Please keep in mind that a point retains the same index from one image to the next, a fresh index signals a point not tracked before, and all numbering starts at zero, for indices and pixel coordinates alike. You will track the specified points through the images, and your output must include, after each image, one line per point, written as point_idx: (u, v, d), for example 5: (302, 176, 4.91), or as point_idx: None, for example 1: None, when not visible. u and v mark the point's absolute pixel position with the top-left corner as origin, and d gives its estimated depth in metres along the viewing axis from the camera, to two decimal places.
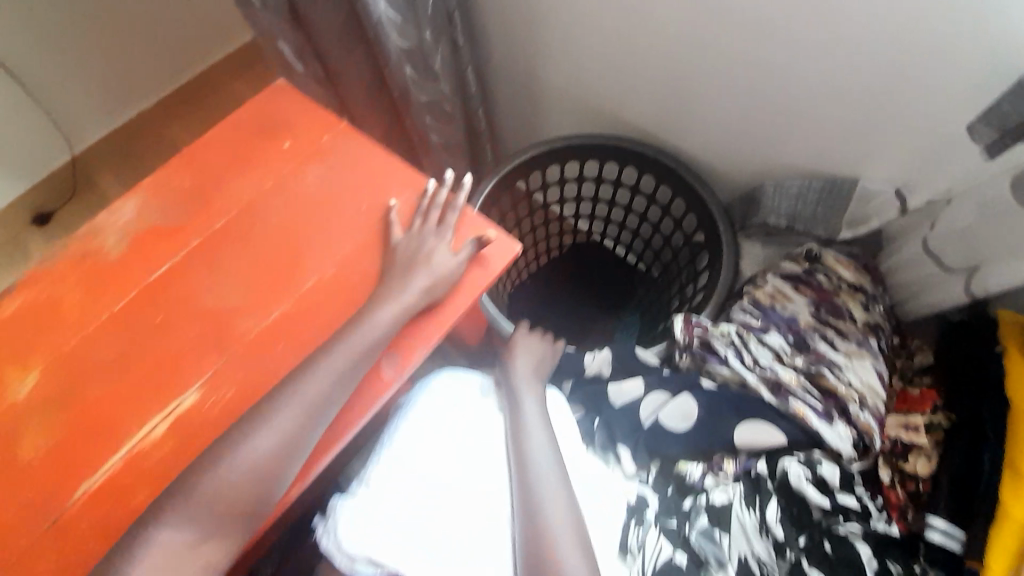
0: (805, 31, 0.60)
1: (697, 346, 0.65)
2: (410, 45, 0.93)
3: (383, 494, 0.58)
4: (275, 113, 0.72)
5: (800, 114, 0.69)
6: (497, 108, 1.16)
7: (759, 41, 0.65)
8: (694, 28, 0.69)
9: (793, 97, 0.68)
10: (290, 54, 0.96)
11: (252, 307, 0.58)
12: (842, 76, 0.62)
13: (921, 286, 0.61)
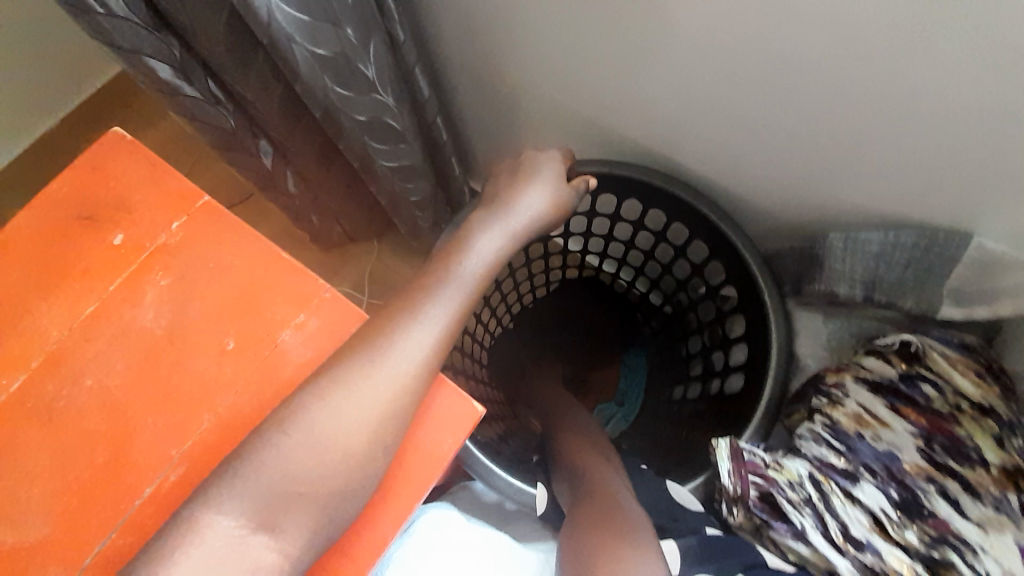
0: (935, 26, 0.36)
1: (754, 501, 0.45)
2: (329, 52, 0.60)
3: None
4: (81, 179, 0.42)
5: (916, 146, 0.45)
6: (459, 118, 0.90)
7: (851, 43, 0.40)
8: (743, 21, 0.43)
9: (914, 120, 0.43)
10: (166, 74, 0.63)
11: (60, 545, 0.35)
12: (1018, 90, 0.37)
13: None
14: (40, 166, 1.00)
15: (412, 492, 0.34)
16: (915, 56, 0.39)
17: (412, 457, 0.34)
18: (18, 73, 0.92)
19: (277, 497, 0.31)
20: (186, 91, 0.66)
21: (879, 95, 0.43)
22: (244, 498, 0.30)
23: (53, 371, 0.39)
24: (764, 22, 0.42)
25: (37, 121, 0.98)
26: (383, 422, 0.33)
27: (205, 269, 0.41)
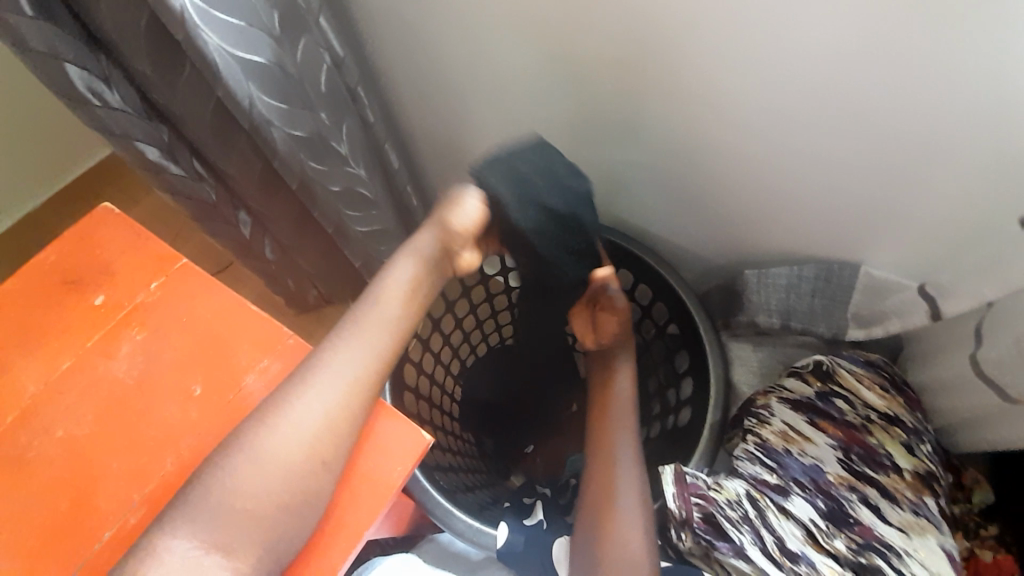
0: (785, 102, 0.46)
1: (699, 524, 0.46)
2: (306, 133, 0.69)
3: None
4: (72, 249, 0.47)
5: (800, 195, 0.54)
6: (428, 187, 0.99)
7: (727, 114, 0.50)
8: (644, 99, 0.53)
9: (793, 173, 0.52)
10: (157, 155, 0.71)
11: None
12: (861, 147, 0.46)
13: (980, 416, 0.48)
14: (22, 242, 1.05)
15: (359, 518, 0.36)
16: (778, 124, 0.48)
17: (357, 484, 0.37)
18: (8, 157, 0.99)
19: (231, 518, 0.36)
20: (173, 169, 0.73)
21: (762, 155, 0.52)
22: (197, 524, 0.35)
23: (23, 424, 0.41)
24: (662, 98, 0.52)
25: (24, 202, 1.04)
26: (326, 451, 0.37)
27: (179, 322, 0.45)
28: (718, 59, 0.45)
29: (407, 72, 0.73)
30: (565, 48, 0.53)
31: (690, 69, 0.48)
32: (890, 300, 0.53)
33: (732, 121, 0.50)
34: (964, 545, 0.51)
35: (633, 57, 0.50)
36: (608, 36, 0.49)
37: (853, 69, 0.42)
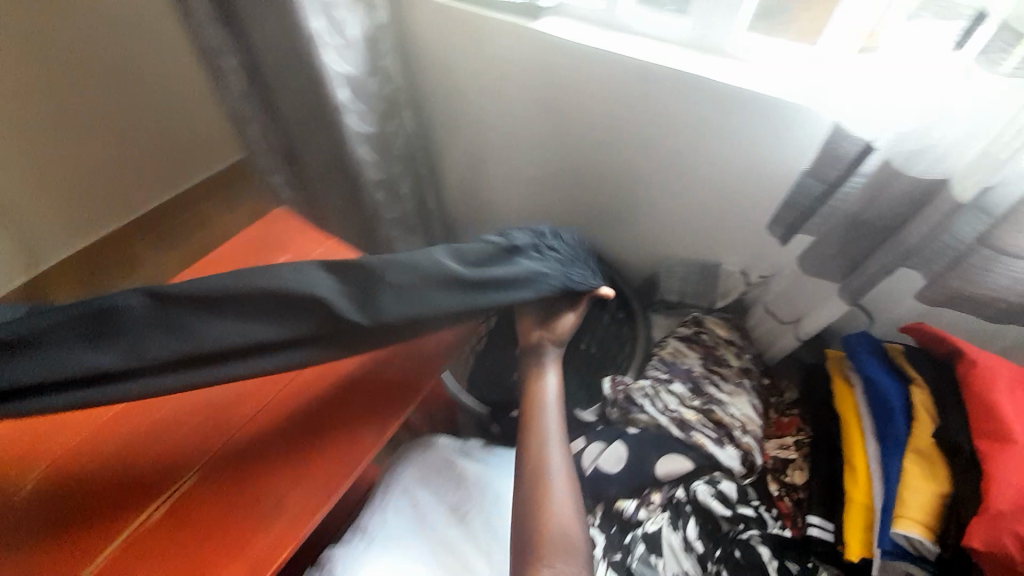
0: (658, 164, 0.90)
1: (622, 399, 0.81)
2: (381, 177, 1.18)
3: (387, 545, 0.71)
4: (272, 232, 0.89)
5: (679, 220, 0.96)
6: (454, 222, 1.42)
7: (632, 168, 0.94)
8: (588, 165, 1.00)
9: (666, 204, 0.95)
10: (283, 182, 1.24)
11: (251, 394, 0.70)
12: (699, 194, 0.89)
13: (773, 336, 0.85)
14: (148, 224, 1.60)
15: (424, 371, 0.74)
16: (657, 176, 0.92)
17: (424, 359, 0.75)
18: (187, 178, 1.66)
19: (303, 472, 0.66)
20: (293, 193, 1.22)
21: (653, 195, 0.95)
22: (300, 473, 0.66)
23: None
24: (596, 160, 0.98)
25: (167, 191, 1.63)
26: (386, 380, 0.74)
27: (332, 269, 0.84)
28: (622, 139, 0.90)
29: (450, 141, 1.21)
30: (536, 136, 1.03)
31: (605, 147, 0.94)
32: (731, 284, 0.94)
33: (630, 174, 0.95)
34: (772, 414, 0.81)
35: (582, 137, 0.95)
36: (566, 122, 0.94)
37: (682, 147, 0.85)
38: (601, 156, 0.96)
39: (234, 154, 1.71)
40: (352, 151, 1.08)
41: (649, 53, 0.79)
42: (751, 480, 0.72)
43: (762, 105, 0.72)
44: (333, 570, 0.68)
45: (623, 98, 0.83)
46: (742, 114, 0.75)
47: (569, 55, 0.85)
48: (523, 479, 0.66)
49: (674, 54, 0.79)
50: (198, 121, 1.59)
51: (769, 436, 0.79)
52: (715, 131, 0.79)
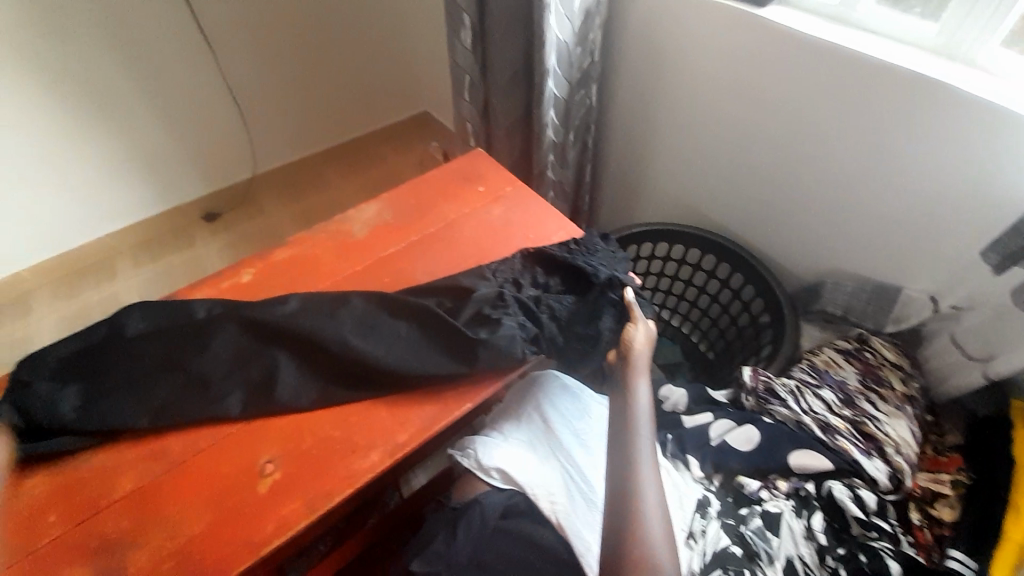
0: (857, 169, 0.91)
1: (761, 390, 0.83)
2: (557, 139, 1.28)
3: (518, 444, 0.75)
4: (475, 167, 1.06)
5: (862, 232, 0.94)
6: (602, 198, 1.50)
7: (822, 169, 0.95)
8: (775, 162, 1.02)
9: (850, 212, 0.95)
10: (472, 130, 1.43)
11: None
12: (896, 209, 0.88)
13: (949, 371, 0.87)
14: (344, 151, 1.97)
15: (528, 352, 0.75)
16: (849, 181, 0.92)
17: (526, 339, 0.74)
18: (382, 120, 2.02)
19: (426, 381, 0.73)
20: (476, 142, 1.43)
21: (837, 201, 0.96)
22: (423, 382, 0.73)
23: (450, 227, 0.95)
24: (785, 158, 1.00)
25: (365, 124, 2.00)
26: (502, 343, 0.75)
27: (518, 206, 0.99)
28: (822, 137, 0.93)
29: (628, 119, 1.28)
30: (726, 125, 1.07)
31: (802, 143, 0.96)
32: (910, 311, 0.91)
33: (820, 175, 0.96)
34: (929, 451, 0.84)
35: (777, 130, 0.98)
36: (764, 116, 0.99)
37: (890, 154, 0.86)
38: (794, 153, 0.98)
39: (420, 110, 2.06)
40: (542, 112, 1.21)
41: (886, 52, 0.82)
42: (893, 497, 0.74)
43: (1001, 122, 0.73)
44: (473, 450, 0.74)
45: (840, 95, 0.87)
46: (975, 126, 0.75)
47: (795, 45, 0.89)
48: (614, 445, 0.67)
49: (918, 57, 0.81)
50: (411, 87, 2.01)
51: (922, 468, 0.81)
52: (942, 140, 0.79)
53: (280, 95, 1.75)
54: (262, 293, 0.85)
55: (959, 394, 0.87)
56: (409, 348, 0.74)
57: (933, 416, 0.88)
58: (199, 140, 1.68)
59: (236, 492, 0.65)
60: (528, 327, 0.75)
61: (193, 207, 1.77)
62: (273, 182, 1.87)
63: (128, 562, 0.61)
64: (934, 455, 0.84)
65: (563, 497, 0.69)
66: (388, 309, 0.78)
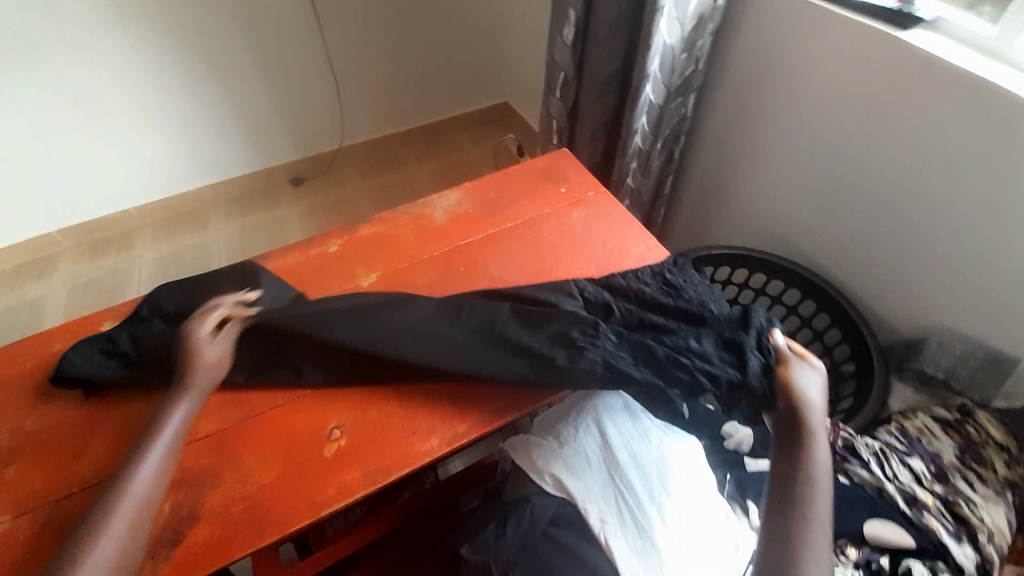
0: (990, 222, 0.81)
1: (840, 447, 0.76)
2: (643, 147, 1.22)
3: (572, 455, 0.74)
4: (558, 168, 1.05)
5: (984, 292, 0.84)
6: (679, 213, 1.44)
7: (945, 216, 0.86)
8: (889, 201, 0.93)
9: (972, 268, 0.85)
10: (554, 128, 1.40)
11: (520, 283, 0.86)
12: None
13: None
14: (424, 133, 2.02)
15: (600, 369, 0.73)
16: (978, 233, 0.83)
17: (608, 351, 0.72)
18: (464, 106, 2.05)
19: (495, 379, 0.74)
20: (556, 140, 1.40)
21: (957, 254, 0.86)
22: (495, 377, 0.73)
23: (528, 226, 0.94)
24: (901, 198, 0.91)
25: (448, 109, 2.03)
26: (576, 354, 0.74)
27: (599, 212, 0.96)
28: (952, 182, 0.83)
29: (723, 135, 1.21)
30: (838, 154, 0.99)
31: (926, 185, 0.87)
32: None
33: (943, 222, 0.86)
34: None
35: (897, 167, 0.90)
36: (884, 151, 0.91)
37: None
38: (915, 194, 0.89)
39: (502, 101, 2.07)
40: (633, 117, 1.16)
41: None
42: None
43: None
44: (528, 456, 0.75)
45: (982, 139, 0.78)
46: None
47: (936, 76, 0.81)
48: (772, 529, 0.59)
49: None
50: (497, 77, 2.03)
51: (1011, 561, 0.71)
52: None
53: (373, 73, 1.81)
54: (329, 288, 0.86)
55: None
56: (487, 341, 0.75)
57: None
58: (295, 109, 1.77)
59: (299, 454, 0.69)
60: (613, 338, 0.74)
61: (281, 172, 1.88)
62: (356, 155, 1.95)
63: (204, 499, 0.65)
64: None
65: (611, 514, 0.68)
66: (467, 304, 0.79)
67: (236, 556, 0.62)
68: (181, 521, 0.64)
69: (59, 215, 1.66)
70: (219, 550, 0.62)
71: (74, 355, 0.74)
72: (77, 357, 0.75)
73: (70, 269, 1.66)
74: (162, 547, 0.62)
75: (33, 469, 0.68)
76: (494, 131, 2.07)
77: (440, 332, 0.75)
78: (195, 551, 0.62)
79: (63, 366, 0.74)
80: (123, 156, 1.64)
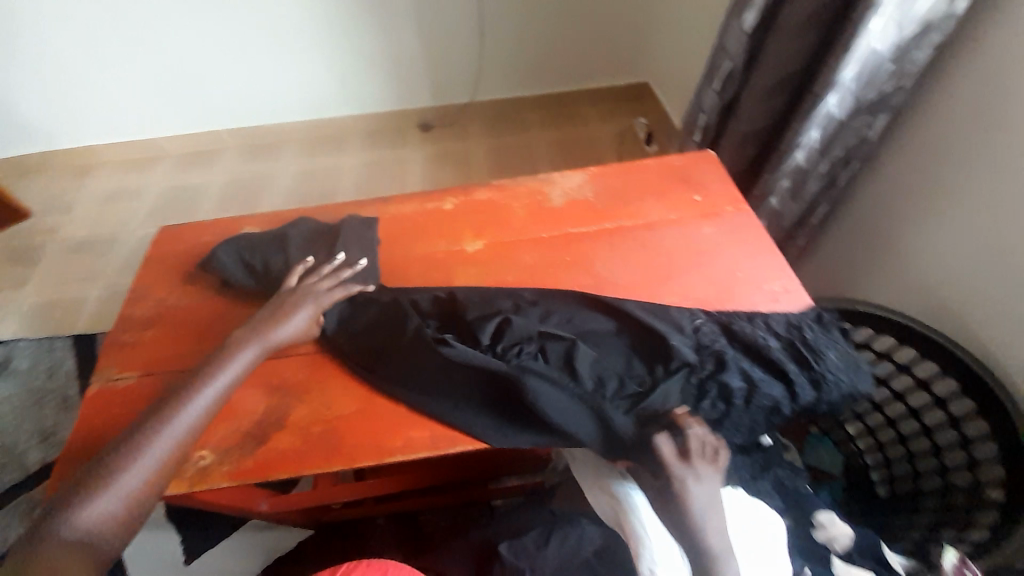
0: None
1: None
2: (803, 166, 1.04)
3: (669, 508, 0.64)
4: (697, 172, 0.93)
5: None
6: (822, 248, 1.23)
7: None
8: None
9: None
10: (699, 125, 1.25)
11: (624, 290, 0.79)
12: None
13: None
14: (555, 102, 1.94)
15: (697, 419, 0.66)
16: None
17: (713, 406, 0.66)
18: (605, 80, 1.93)
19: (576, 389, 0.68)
20: (698, 138, 1.26)
21: None
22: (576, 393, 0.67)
23: (648, 230, 0.86)
24: None
25: (586, 81, 1.92)
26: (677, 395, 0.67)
27: (734, 233, 0.84)
28: None
29: (910, 172, 0.99)
30: None
31: None
32: None
33: None
34: None
35: None
36: None
37: None
38: None
39: (646, 81, 1.92)
40: (801, 130, 0.99)
41: None
42: None
43: None
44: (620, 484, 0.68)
45: None
46: None
47: None
48: None
49: None
50: (647, 55, 1.86)
51: None
52: None
53: (520, 32, 1.76)
54: (412, 284, 0.82)
55: None
56: (582, 352, 0.70)
57: None
58: (438, 56, 1.80)
59: (374, 399, 0.71)
60: (718, 391, 0.66)
61: (412, 115, 1.93)
62: (484, 111, 1.94)
63: (290, 411, 0.71)
64: None
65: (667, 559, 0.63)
66: (574, 304, 0.76)
67: (308, 471, 0.66)
68: (268, 423, 0.70)
69: (227, 116, 1.88)
70: (293, 461, 0.67)
71: (222, 252, 0.84)
72: (224, 255, 0.84)
73: (228, 163, 1.89)
74: (248, 441, 0.69)
75: (169, 338, 0.79)
76: (629, 112, 1.93)
77: (537, 339, 0.71)
78: (274, 454, 0.67)
79: (213, 259, 0.84)
80: (285, 73, 1.79)
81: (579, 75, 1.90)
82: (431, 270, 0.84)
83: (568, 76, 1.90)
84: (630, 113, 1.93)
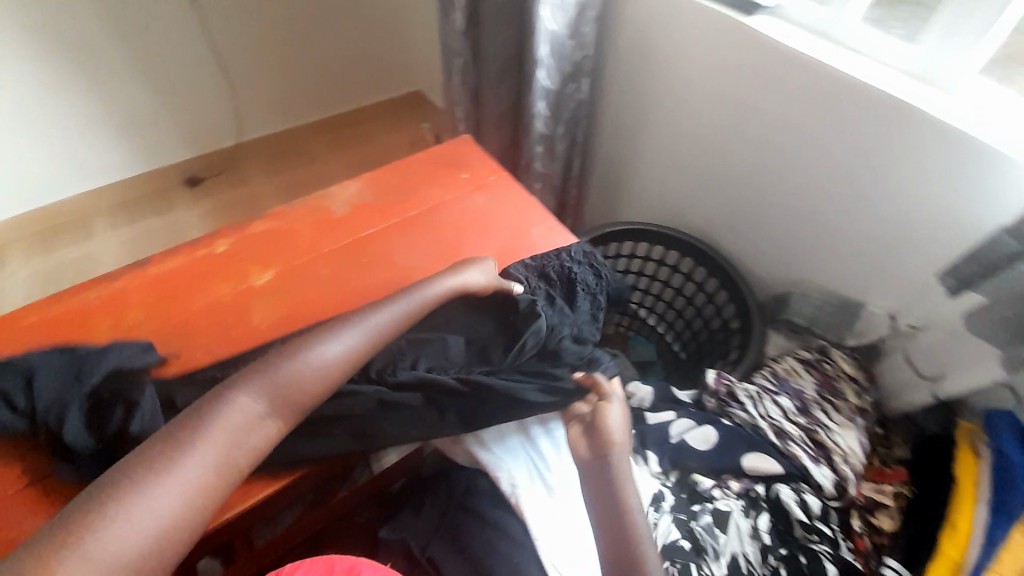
0: (830, 190, 0.93)
1: (723, 393, 0.86)
2: (546, 131, 1.26)
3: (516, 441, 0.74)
4: (460, 154, 1.05)
5: (831, 247, 0.97)
6: (589, 190, 1.50)
7: (797, 183, 0.98)
8: (755, 173, 1.04)
9: (820, 228, 0.98)
10: (460, 116, 1.40)
11: (425, 270, 0.86)
12: (863, 229, 0.92)
13: (900, 387, 0.91)
14: (333, 126, 1.93)
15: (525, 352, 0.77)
16: (825, 197, 0.95)
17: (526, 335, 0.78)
18: (376, 94, 1.98)
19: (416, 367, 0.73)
20: (464, 127, 1.41)
21: (806, 217, 0.99)
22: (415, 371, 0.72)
23: (430, 214, 0.94)
24: (763, 169, 1.02)
25: (357, 99, 1.95)
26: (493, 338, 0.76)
27: (501, 195, 0.98)
28: (794, 154, 0.96)
29: (618, 117, 1.28)
30: (711, 132, 1.08)
31: (781, 158, 0.98)
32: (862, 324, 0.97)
33: (794, 187, 0.99)
34: (876, 462, 0.89)
35: (757, 143, 1.01)
36: (746, 130, 1.02)
37: (859, 175, 0.89)
38: (775, 166, 1.00)
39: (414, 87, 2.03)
40: (531, 103, 1.20)
41: (868, 73, 0.84)
42: (838, 504, 0.78)
43: (961, 148, 0.76)
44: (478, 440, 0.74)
45: (816, 115, 0.90)
46: (944, 147, 0.77)
47: (778, 58, 0.91)
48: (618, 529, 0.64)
49: (896, 79, 0.83)
50: (405, 64, 1.97)
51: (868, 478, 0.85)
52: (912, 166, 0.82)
53: (267, 64, 1.70)
54: (206, 339, 0.76)
55: (909, 410, 0.90)
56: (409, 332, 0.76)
57: (883, 428, 0.92)
58: (181, 104, 1.62)
59: None
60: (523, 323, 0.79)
61: (172, 172, 1.72)
62: (258, 150, 1.83)
63: None
64: (879, 467, 0.88)
65: (525, 481, 0.70)
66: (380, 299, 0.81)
67: None
68: None
69: None
70: None
71: None
72: None
73: None
74: None
75: None
76: (409, 118, 2.03)
77: None
78: None
79: None
80: None
81: (347, 94, 1.92)
82: (222, 316, 0.79)
83: (336, 97, 1.90)
84: (410, 118, 2.03)
